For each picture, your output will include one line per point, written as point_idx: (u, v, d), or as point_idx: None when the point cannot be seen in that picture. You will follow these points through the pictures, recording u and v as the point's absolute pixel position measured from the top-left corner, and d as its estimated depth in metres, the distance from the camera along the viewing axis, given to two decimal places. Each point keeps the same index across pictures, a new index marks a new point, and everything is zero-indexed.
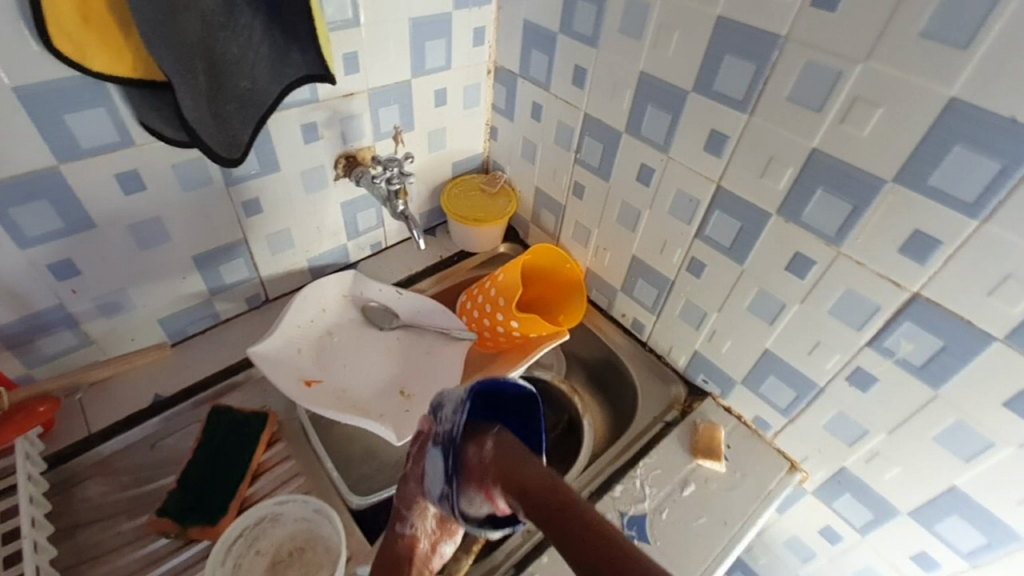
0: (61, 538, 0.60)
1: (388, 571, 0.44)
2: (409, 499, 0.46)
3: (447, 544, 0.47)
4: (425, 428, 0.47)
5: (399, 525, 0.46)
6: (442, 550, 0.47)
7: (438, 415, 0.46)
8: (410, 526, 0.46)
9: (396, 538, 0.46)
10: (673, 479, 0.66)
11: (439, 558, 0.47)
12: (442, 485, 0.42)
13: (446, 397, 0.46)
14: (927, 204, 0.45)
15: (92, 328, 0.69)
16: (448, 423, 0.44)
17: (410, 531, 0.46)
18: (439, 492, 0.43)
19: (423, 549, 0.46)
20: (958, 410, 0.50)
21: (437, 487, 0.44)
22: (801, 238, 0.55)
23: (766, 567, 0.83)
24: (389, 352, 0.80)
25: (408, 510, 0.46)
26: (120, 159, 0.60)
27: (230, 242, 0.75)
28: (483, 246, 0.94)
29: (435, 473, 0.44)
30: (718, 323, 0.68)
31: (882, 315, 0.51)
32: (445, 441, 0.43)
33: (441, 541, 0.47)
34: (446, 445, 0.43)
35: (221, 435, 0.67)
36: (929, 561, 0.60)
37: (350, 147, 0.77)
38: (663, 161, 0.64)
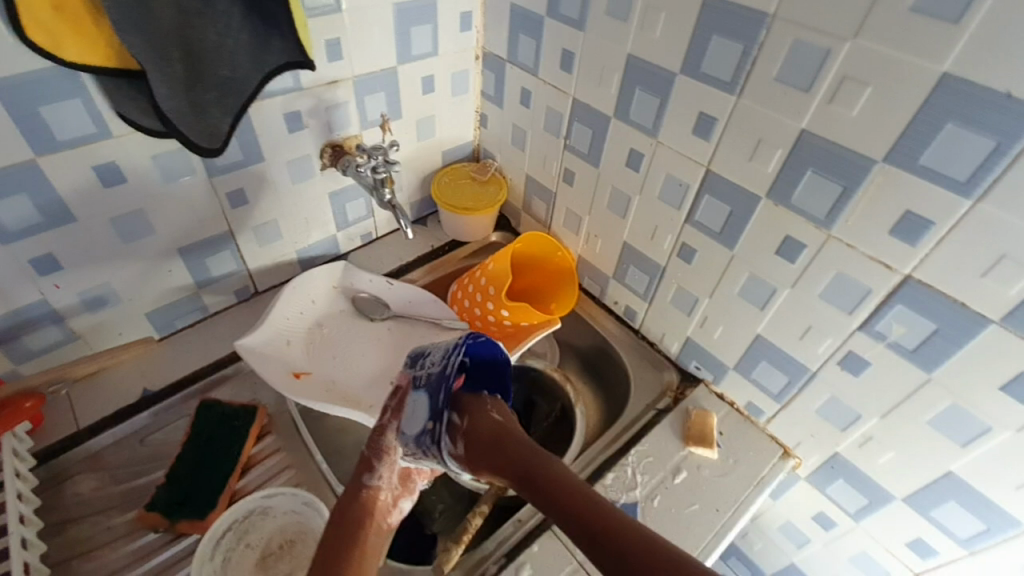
0: (51, 534, 0.60)
1: (352, 515, 0.49)
2: (380, 449, 0.53)
3: (405, 500, 0.54)
4: (406, 380, 0.57)
5: (367, 475, 0.52)
6: (400, 505, 0.53)
7: (421, 364, 0.58)
8: (377, 477, 0.52)
9: (360, 487, 0.51)
10: (665, 466, 0.65)
11: (398, 514, 0.53)
12: (426, 420, 0.53)
13: (433, 350, 0.59)
14: (919, 184, 0.44)
15: (78, 323, 0.68)
16: (438, 365, 0.56)
17: (375, 483, 0.51)
18: (421, 427, 0.53)
19: (385, 499, 0.51)
20: (952, 393, 0.49)
21: (416, 427, 0.53)
22: (791, 221, 0.54)
23: (761, 553, 0.83)
24: (379, 343, 0.79)
25: (378, 462, 0.53)
26: (99, 151, 0.59)
27: (216, 235, 0.73)
28: (473, 235, 0.93)
29: (417, 413, 0.54)
30: (709, 309, 0.67)
31: (873, 298, 0.50)
32: (433, 380, 0.55)
33: (401, 497, 0.54)
34: (434, 383, 0.54)
35: (210, 429, 0.66)
36: (924, 547, 0.59)
37: (335, 136, 0.76)
38: (652, 145, 0.63)
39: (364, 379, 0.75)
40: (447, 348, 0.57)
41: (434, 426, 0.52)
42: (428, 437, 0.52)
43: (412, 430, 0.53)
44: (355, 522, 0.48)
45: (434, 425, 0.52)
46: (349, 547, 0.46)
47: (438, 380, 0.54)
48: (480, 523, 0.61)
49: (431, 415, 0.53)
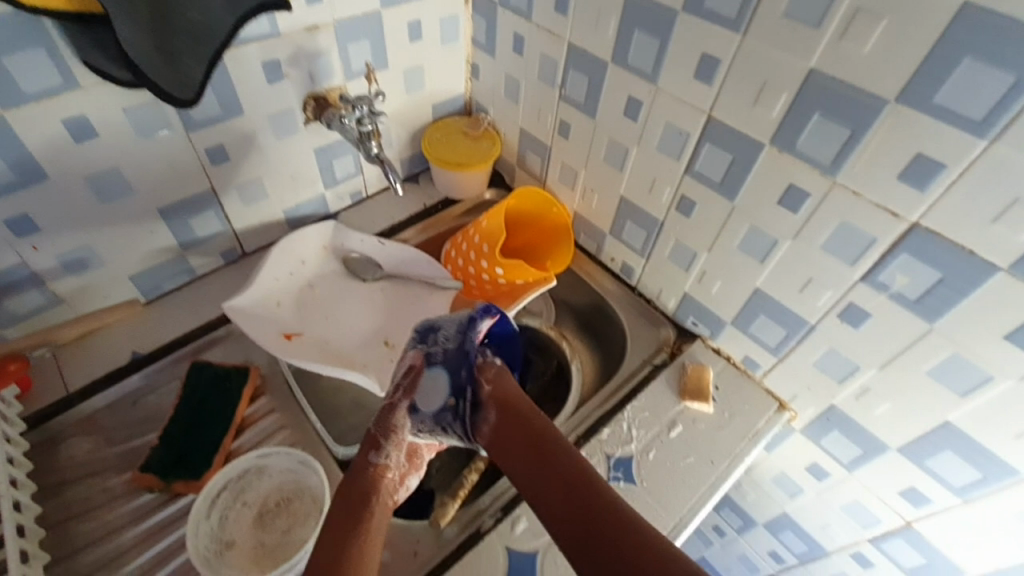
0: (48, 496, 0.60)
1: (361, 492, 0.49)
2: (388, 428, 0.53)
3: (411, 478, 0.54)
4: (419, 359, 0.56)
5: (374, 453, 0.52)
6: (407, 483, 0.53)
7: (432, 339, 0.57)
8: (384, 456, 0.52)
9: (368, 466, 0.51)
10: (661, 420, 0.65)
11: (403, 491, 0.53)
12: (448, 396, 0.54)
13: (444, 322, 0.58)
14: (932, 125, 0.42)
15: (60, 286, 0.66)
16: (454, 341, 0.56)
17: (382, 461, 0.51)
18: (442, 404, 0.53)
19: (392, 477, 0.51)
20: (953, 342, 0.48)
21: (434, 404, 0.54)
22: (795, 169, 0.52)
23: (754, 503, 0.85)
24: (372, 304, 0.78)
25: (384, 440, 0.52)
26: (66, 103, 0.56)
27: (198, 193, 0.71)
28: (466, 193, 0.90)
29: (436, 390, 0.54)
30: (707, 264, 0.65)
31: (877, 248, 0.49)
32: (451, 357, 0.55)
33: (408, 475, 0.54)
34: (454, 360, 0.55)
35: (202, 391, 0.66)
36: (917, 496, 0.60)
37: (318, 88, 0.72)
38: (651, 92, 0.60)
39: (357, 338, 0.74)
40: (461, 322, 0.57)
41: (457, 402, 0.53)
42: (450, 413, 0.53)
43: (430, 407, 0.53)
44: (364, 500, 0.48)
45: (455, 402, 0.53)
46: (357, 529, 0.46)
47: (457, 357, 0.55)
48: (475, 480, 0.63)
49: (453, 394, 0.53)
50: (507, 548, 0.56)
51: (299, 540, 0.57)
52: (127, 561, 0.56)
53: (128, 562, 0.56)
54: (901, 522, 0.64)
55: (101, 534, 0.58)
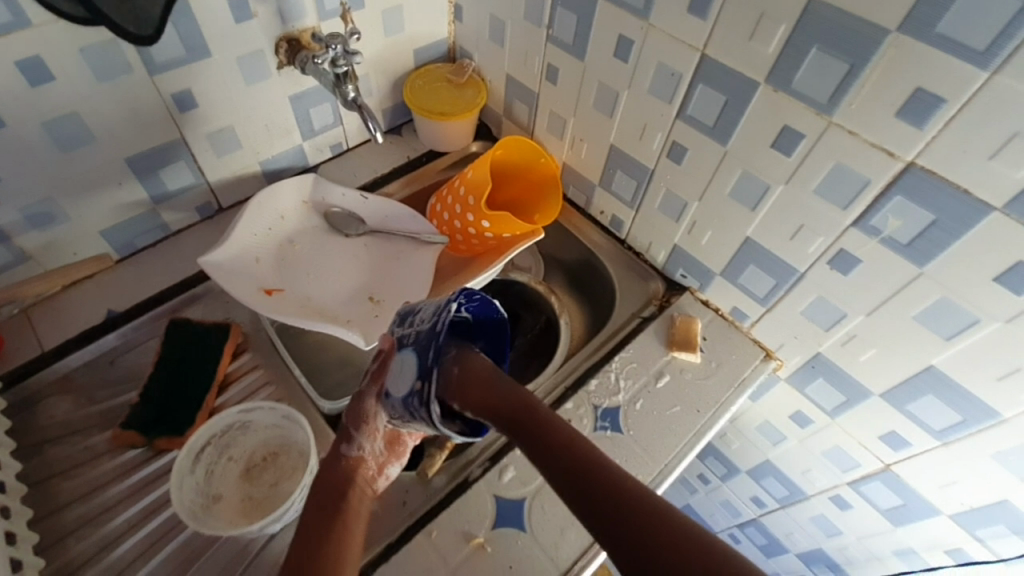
0: (29, 455, 0.59)
1: (337, 486, 0.50)
2: (359, 418, 0.52)
3: (392, 467, 0.54)
4: (389, 342, 0.54)
5: (346, 445, 0.52)
6: (387, 471, 0.54)
7: (409, 322, 0.55)
8: (358, 447, 0.52)
9: (341, 459, 0.51)
10: (648, 371, 0.65)
11: (384, 479, 0.54)
12: (415, 380, 0.49)
13: (422, 305, 0.55)
14: (934, 56, 0.40)
15: (27, 241, 0.63)
16: (428, 322, 0.53)
17: (357, 453, 0.52)
18: (409, 388, 0.49)
19: (369, 467, 0.52)
20: (943, 287, 0.48)
21: (403, 388, 0.50)
22: (790, 109, 0.50)
23: (737, 451, 0.87)
24: (356, 258, 0.76)
25: (356, 430, 0.52)
26: (15, 42, 0.51)
27: (167, 143, 0.67)
28: (451, 145, 0.87)
29: (405, 373, 0.51)
30: (698, 214, 0.64)
31: (871, 190, 0.48)
32: (423, 337, 0.51)
33: (388, 463, 0.54)
34: (423, 340, 0.51)
35: (182, 348, 0.64)
36: (897, 439, 0.61)
37: (290, 28, 0.68)
38: (643, 30, 0.57)
39: (340, 294, 0.72)
40: (437, 304, 0.54)
41: (423, 386, 0.49)
42: (416, 398, 0.49)
43: (399, 391, 0.50)
44: (338, 493, 0.49)
45: (422, 385, 0.49)
46: (335, 519, 0.48)
47: (428, 338, 0.51)
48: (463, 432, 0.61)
49: (420, 374, 0.49)
50: (495, 496, 0.56)
51: (285, 492, 0.57)
52: (114, 516, 0.56)
53: (115, 516, 0.56)
54: (880, 465, 0.66)
55: (86, 490, 0.57)
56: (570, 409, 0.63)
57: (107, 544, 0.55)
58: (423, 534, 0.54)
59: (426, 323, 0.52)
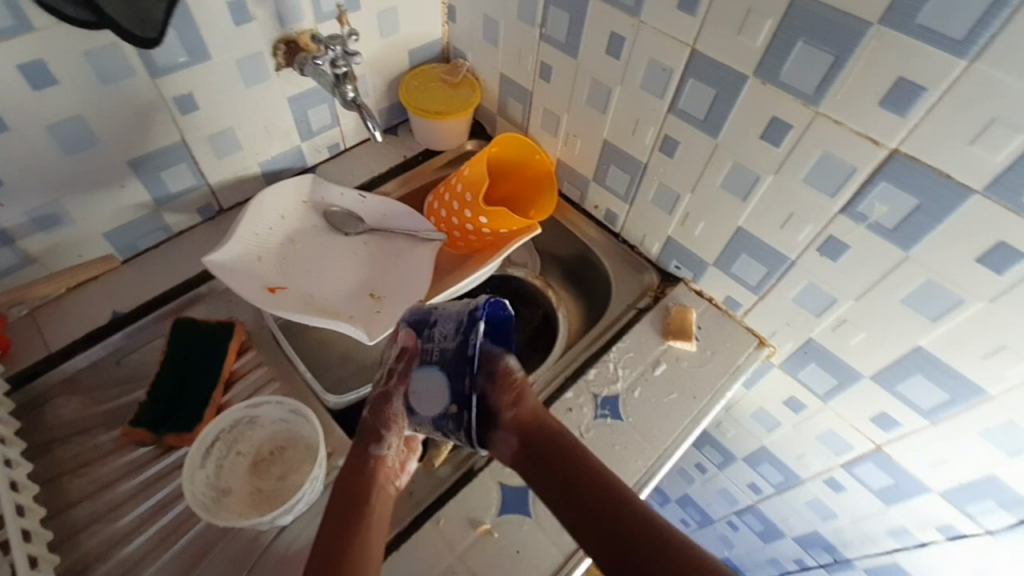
0: (39, 454, 0.60)
1: (362, 484, 0.50)
2: (387, 417, 0.52)
3: (412, 462, 0.55)
4: (414, 344, 0.53)
5: (375, 444, 0.52)
6: (408, 467, 0.54)
7: (428, 334, 0.53)
8: (386, 446, 0.52)
9: (368, 457, 0.51)
10: (645, 360, 0.67)
11: (404, 476, 0.54)
12: (449, 404, 0.50)
13: (441, 319, 0.53)
14: (912, 45, 0.42)
15: (31, 244, 0.64)
16: (452, 339, 0.51)
17: (383, 452, 0.52)
18: (442, 410, 0.50)
19: (392, 465, 0.52)
20: (927, 269, 0.50)
21: (434, 409, 0.50)
22: (778, 100, 0.51)
23: (733, 439, 0.88)
24: (356, 256, 0.76)
25: (385, 430, 0.52)
26: (20, 46, 0.52)
27: (168, 145, 0.68)
28: (447, 144, 0.88)
29: (432, 394, 0.50)
30: (691, 206, 0.66)
31: (857, 177, 0.50)
32: (450, 360, 0.50)
33: (408, 459, 0.54)
34: (454, 365, 0.50)
35: (187, 346, 0.65)
36: (888, 420, 0.63)
37: (289, 31, 0.69)
38: (634, 26, 0.58)
39: (341, 291, 0.73)
40: (459, 321, 0.52)
41: (459, 411, 0.50)
42: (451, 421, 0.50)
43: (428, 411, 0.51)
44: (363, 492, 0.50)
45: (457, 410, 0.50)
46: (359, 518, 0.48)
47: (457, 363, 0.50)
48: None
49: (455, 399, 0.50)
50: (499, 483, 0.58)
51: (294, 484, 0.58)
52: (124, 513, 0.57)
53: (125, 513, 0.57)
54: (872, 447, 0.68)
55: (96, 488, 0.58)
56: (570, 398, 0.64)
57: (119, 540, 0.55)
58: (430, 521, 0.55)
59: (450, 342, 0.51)
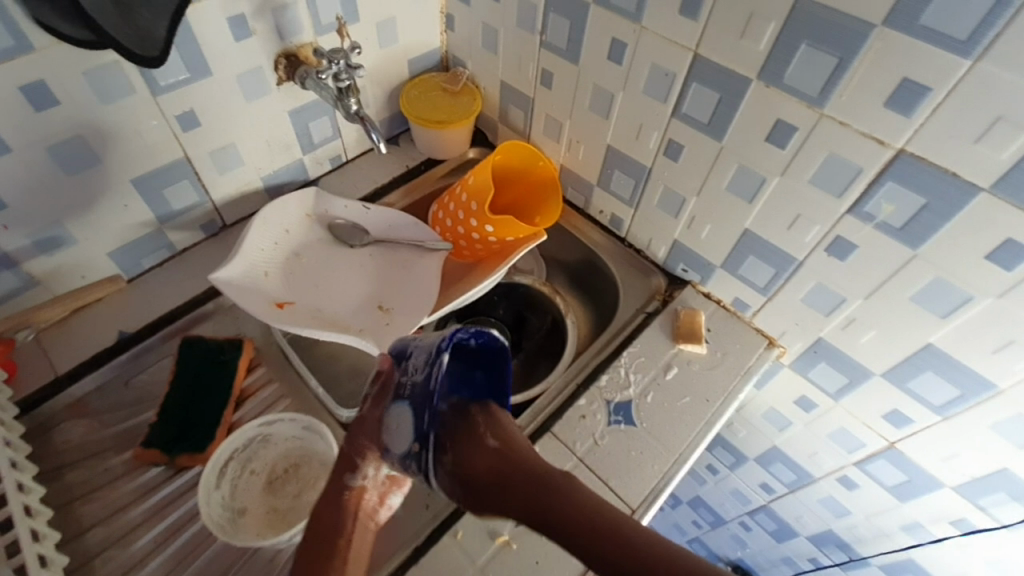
0: (50, 479, 0.59)
1: (335, 519, 0.47)
2: (361, 447, 0.49)
3: (394, 495, 0.52)
4: (387, 365, 0.51)
5: (351, 475, 0.49)
6: (388, 501, 0.51)
7: (403, 366, 0.49)
8: (362, 477, 0.49)
9: (344, 489, 0.49)
10: (657, 364, 0.67)
11: (385, 509, 0.51)
12: (412, 442, 0.46)
13: (416, 349, 0.49)
14: (916, 47, 0.42)
15: (36, 267, 0.64)
16: (421, 371, 0.47)
17: (360, 483, 0.49)
18: (406, 448, 0.46)
19: (370, 498, 0.49)
20: (937, 267, 0.50)
21: (402, 445, 0.47)
22: (783, 103, 0.52)
23: (745, 439, 0.88)
24: (362, 269, 0.76)
25: (359, 460, 0.49)
26: (21, 67, 0.52)
27: (171, 163, 0.68)
28: (449, 152, 0.88)
29: (399, 426, 0.47)
30: (697, 209, 0.66)
31: (864, 178, 0.50)
32: (418, 394, 0.46)
33: (389, 492, 0.51)
34: (418, 399, 0.46)
35: (195, 365, 0.64)
36: (900, 417, 0.63)
37: (289, 44, 0.69)
38: (636, 33, 0.59)
39: (349, 304, 0.73)
40: (429, 351, 0.47)
41: (421, 451, 0.45)
42: (414, 461, 0.46)
43: (398, 447, 0.47)
44: (336, 526, 0.47)
45: (419, 449, 0.45)
46: (329, 558, 0.46)
47: (422, 398, 0.46)
48: None
49: (417, 437, 0.46)
50: None
51: (309, 502, 0.58)
52: (138, 536, 0.56)
53: (139, 536, 0.56)
54: (885, 444, 0.68)
55: (108, 512, 0.58)
56: (584, 405, 0.64)
57: (134, 564, 0.55)
58: (449, 534, 0.55)
59: (418, 375, 0.47)
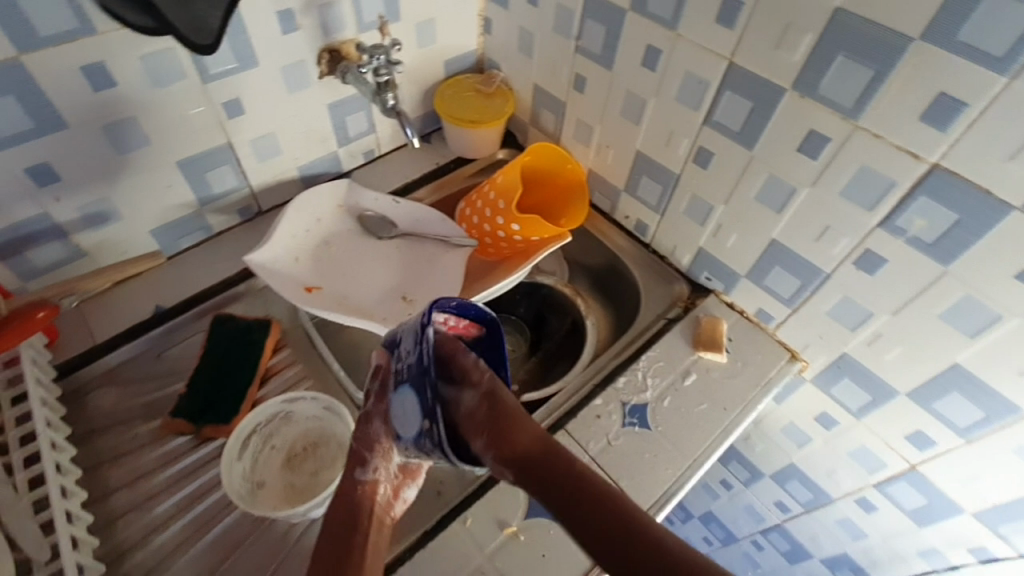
0: (82, 441, 0.62)
1: (349, 515, 0.48)
2: (371, 440, 0.49)
3: (408, 488, 0.52)
4: (384, 359, 0.49)
5: (361, 471, 0.49)
6: (403, 495, 0.52)
7: (397, 353, 0.48)
8: (373, 472, 0.49)
9: (356, 485, 0.49)
10: (675, 369, 0.67)
11: (398, 504, 0.52)
12: (421, 420, 0.44)
13: (403, 332, 0.48)
14: (953, 62, 0.42)
15: (83, 240, 0.67)
16: (413, 353, 0.45)
17: (372, 478, 0.49)
18: (417, 429, 0.44)
19: (383, 492, 0.50)
20: (967, 284, 0.49)
21: (412, 428, 0.45)
22: (816, 114, 0.52)
23: (762, 455, 0.87)
24: (388, 260, 0.78)
25: (370, 454, 0.49)
26: (84, 48, 0.55)
27: (214, 148, 0.71)
28: (479, 152, 0.90)
29: (407, 412, 0.44)
30: (724, 217, 0.66)
31: (896, 192, 0.49)
32: (413, 375, 0.44)
33: (403, 486, 0.52)
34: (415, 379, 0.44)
35: (226, 342, 0.67)
36: (922, 439, 0.62)
37: (332, 40, 0.72)
38: (671, 40, 0.59)
39: (374, 294, 0.75)
40: (418, 329, 0.46)
41: (431, 427, 0.43)
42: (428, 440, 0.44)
43: (409, 432, 0.45)
44: (351, 525, 0.47)
45: (430, 426, 0.43)
46: (347, 556, 0.46)
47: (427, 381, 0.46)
48: None
49: (426, 414, 0.43)
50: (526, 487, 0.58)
51: (326, 480, 0.60)
52: (160, 502, 0.58)
53: (161, 502, 0.58)
54: (906, 465, 0.66)
55: (134, 476, 0.60)
56: (599, 405, 0.64)
57: (154, 528, 0.57)
58: (458, 522, 0.55)
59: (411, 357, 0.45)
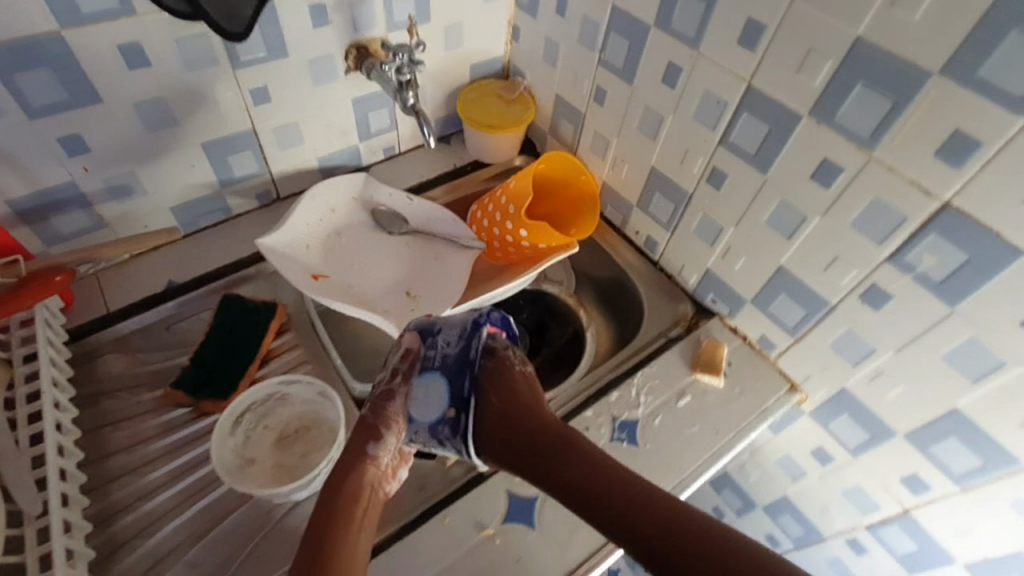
0: (86, 403, 0.64)
1: (354, 485, 0.47)
2: (386, 418, 0.51)
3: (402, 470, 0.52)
4: (417, 346, 0.54)
5: (372, 444, 0.49)
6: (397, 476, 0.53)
7: (430, 342, 0.55)
8: (382, 448, 0.49)
9: (365, 456, 0.48)
10: (671, 389, 0.66)
11: (392, 484, 0.51)
12: (448, 407, 0.52)
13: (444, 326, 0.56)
14: (971, 99, 0.41)
15: (106, 210, 0.70)
16: (455, 346, 0.54)
17: (380, 453, 0.49)
18: (439, 415, 0.52)
19: (384, 469, 0.50)
20: (972, 327, 0.48)
21: (431, 413, 0.52)
22: (832, 142, 0.51)
23: (755, 485, 0.85)
24: (397, 255, 0.79)
25: (384, 429, 0.50)
26: (124, 28, 0.58)
27: (239, 132, 0.73)
28: (496, 156, 0.91)
29: (434, 401, 0.52)
30: (732, 239, 0.65)
31: (906, 227, 0.48)
32: (452, 364, 0.53)
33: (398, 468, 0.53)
34: (455, 368, 0.53)
35: (232, 320, 0.68)
36: (918, 482, 0.60)
37: (361, 37, 0.73)
38: (692, 58, 0.59)
39: (380, 287, 0.76)
40: (464, 327, 0.55)
41: (457, 414, 0.51)
42: (447, 427, 0.51)
43: (425, 417, 0.51)
44: (354, 495, 0.47)
45: (456, 414, 0.51)
46: (348, 524, 0.45)
47: (457, 366, 0.53)
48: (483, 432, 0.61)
49: (454, 403, 0.52)
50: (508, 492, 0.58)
51: (314, 462, 0.60)
52: (153, 469, 0.60)
53: (154, 469, 0.60)
54: (900, 509, 0.64)
55: (132, 442, 0.62)
56: (589, 416, 0.64)
57: (144, 494, 0.58)
58: (436, 518, 0.56)
59: (452, 348, 0.54)
